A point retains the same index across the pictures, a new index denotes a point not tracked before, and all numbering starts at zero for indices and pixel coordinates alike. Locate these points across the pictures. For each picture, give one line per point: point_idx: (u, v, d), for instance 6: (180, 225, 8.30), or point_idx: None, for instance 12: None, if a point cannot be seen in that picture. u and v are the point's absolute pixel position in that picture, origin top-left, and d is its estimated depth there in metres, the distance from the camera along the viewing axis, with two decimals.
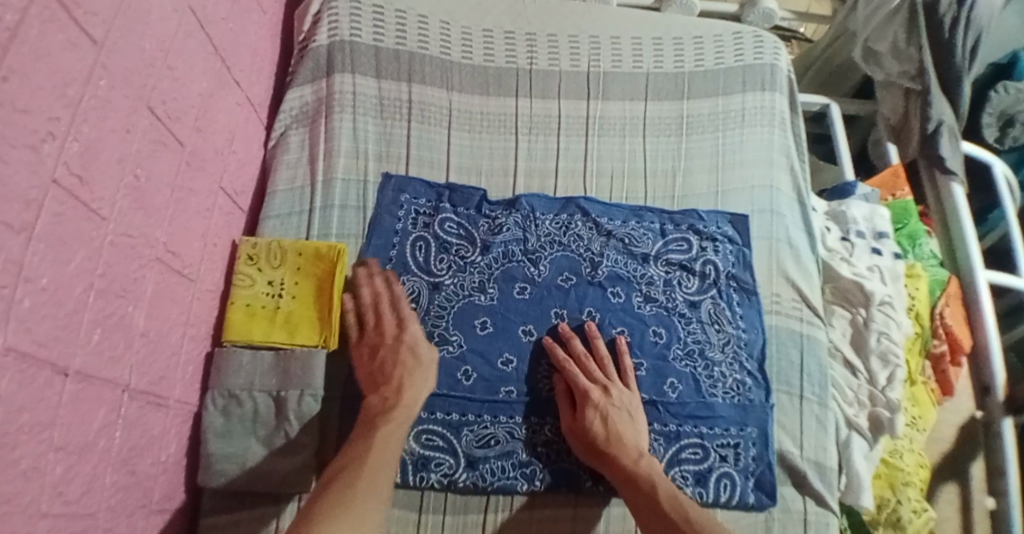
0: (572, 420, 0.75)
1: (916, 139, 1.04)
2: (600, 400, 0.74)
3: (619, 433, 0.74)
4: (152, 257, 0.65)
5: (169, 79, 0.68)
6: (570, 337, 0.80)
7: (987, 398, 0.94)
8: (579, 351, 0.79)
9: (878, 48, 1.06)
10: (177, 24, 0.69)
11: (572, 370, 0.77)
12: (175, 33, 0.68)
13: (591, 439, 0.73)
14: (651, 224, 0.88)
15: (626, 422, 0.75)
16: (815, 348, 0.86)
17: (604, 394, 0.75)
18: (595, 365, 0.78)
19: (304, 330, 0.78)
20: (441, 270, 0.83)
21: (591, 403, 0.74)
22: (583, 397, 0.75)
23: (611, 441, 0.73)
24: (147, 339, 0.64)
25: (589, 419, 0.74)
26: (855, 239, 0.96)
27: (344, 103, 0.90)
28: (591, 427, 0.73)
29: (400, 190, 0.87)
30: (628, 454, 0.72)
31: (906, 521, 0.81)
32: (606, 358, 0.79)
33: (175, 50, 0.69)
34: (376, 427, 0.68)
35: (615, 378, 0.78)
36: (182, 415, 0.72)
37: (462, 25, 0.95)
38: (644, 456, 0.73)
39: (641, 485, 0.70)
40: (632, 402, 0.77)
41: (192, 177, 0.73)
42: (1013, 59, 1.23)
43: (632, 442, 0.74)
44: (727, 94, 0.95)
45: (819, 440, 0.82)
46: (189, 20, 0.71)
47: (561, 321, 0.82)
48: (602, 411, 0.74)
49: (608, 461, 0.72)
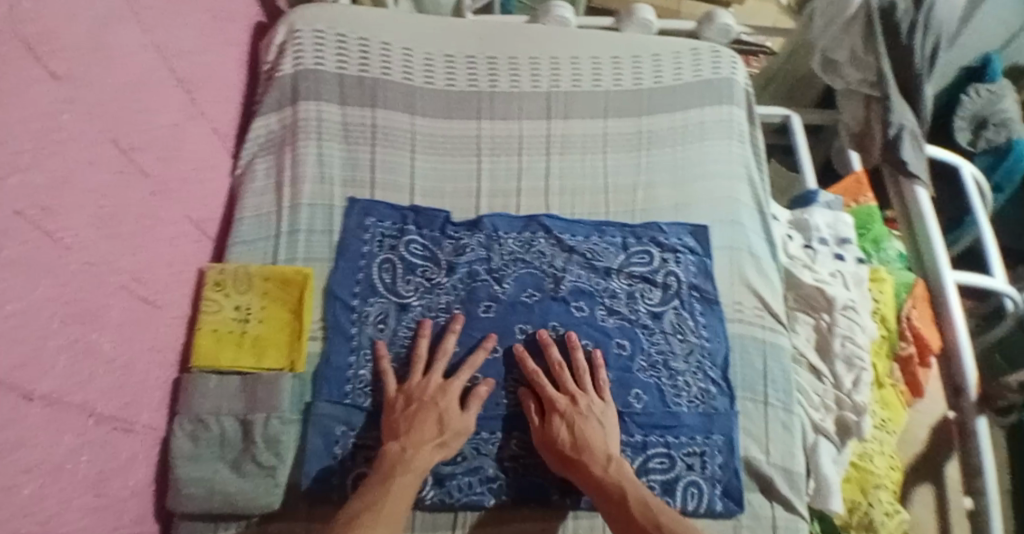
0: (539, 429, 0.77)
1: (878, 146, 1.07)
2: (567, 409, 0.76)
3: (588, 440, 0.74)
4: (118, 283, 0.67)
5: (134, 111, 0.70)
6: (548, 345, 0.81)
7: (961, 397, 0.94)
8: (554, 362, 0.80)
9: (837, 57, 1.08)
10: (142, 59, 0.72)
11: (543, 380, 0.79)
12: (140, 67, 0.71)
13: (559, 447, 0.74)
14: (613, 238, 0.90)
15: (595, 429, 0.75)
16: (778, 354, 0.87)
17: (573, 403, 0.77)
18: (568, 375, 0.79)
19: (272, 354, 0.80)
20: (409, 291, 0.85)
21: (559, 412, 0.76)
22: (551, 406, 0.77)
23: (578, 449, 0.73)
24: (114, 364, 0.66)
25: (556, 427, 0.75)
26: (818, 245, 0.96)
27: (309, 130, 0.91)
28: (558, 435, 0.75)
29: (366, 213, 0.88)
30: (597, 460, 0.73)
31: (879, 523, 0.80)
32: (581, 368, 0.80)
33: (141, 83, 0.71)
34: (393, 476, 0.70)
35: (589, 389, 0.79)
36: (149, 439, 0.74)
37: (424, 51, 0.97)
38: (613, 462, 0.73)
39: (611, 492, 0.70)
40: (605, 412, 0.77)
41: (159, 206, 0.75)
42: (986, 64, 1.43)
43: (601, 449, 0.74)
44: (685, 108, 0.97)
45: (786, 445, 0.84)
46: (153, 55, 0.74)
47: (538, 328, 0.83)
48: (568, 419, 0.75)
49: (578, 469, 0.73)
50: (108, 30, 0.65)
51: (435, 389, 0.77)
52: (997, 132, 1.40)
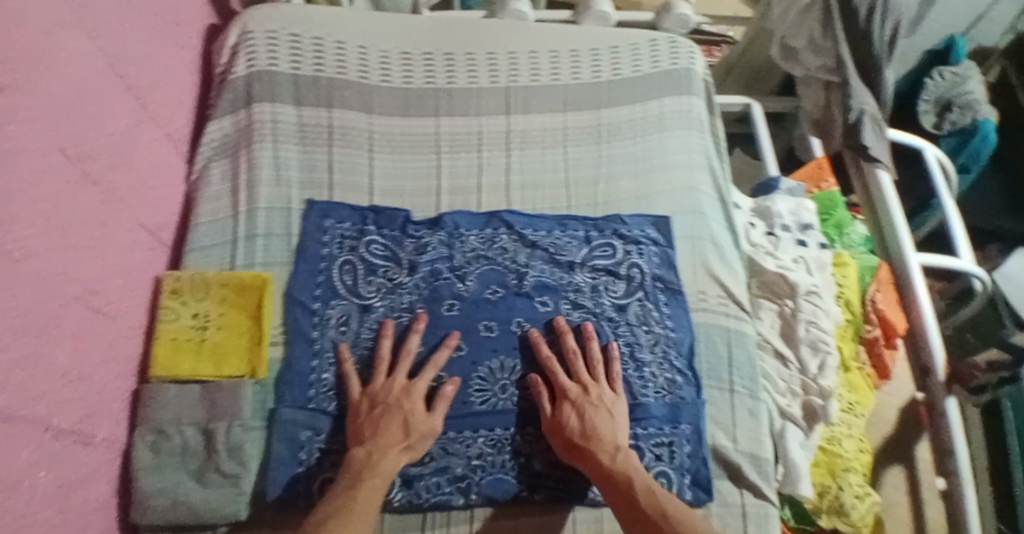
0: (548, 415, 0.77)
1: (839, 130, 1.07)
2: (578, 397, 0.76)
3: (597, 429, 0.74)
4: (71, 295, 0.65)
5: (82, 120, 0.68)
6: (564, 332, 0.81)
7: (930, 379, 0.94)
8: (569, 350, 0.80)
9: (796, 44, 1.09)
10: (89, 66, 0.70)
11: (556, 368, 0.79)
12: (87, 75, 0.69)
13: (567, 434, 0.74)
14: (575, 232, 0.89)
15: (605, 419, 0.75)
16: (742, 341, 0.88)
17: (584, 392, 0.77)
18: (582, 364, 0.79)
19: (232, 361, 0.79)
20: (370, 292, 0.84)
21: (570, 399, 0.76)
22: (562, 393, 0.77)
23: (586, 436, 0.73)
24: (70, 378, 0.64)
25: (566, 415, 0.75)
26: (780, 232, 0.97)
27: (264, 132, 0.90)
28: (567, 422, 0.75)
29: (324, 215, 0.87)
30: (605, 449, 0.72)
31: (849, 506, 0.80)
32: (595, 358, 0.80)
33: (88, 90, 0.70)
34: (362, 479, 0.69)
35: (602, 380, 0.79)
36: (110, 452, 0.73)
37: (381, 49, 0.96)
38: (621, 452, 0.72)
39: (618, 481, 0.70)
40: (615, 402, 0.77)
41: (111, 214, 0.74)
42: (949, 45, 1.43)
43: (610, 438, 0.73)
44: (644, 99, 0.97)
45: (752, 432, 0.84)
46: (100, 62, 0.73)
47: (555, 316, 0.83)
48: (579, 407, 0.76)
49: (585, 456, 0.73)
50: (51, 37, 0.63)
51: (399, 391, 0.76)
52: (962, 114, 1.41)
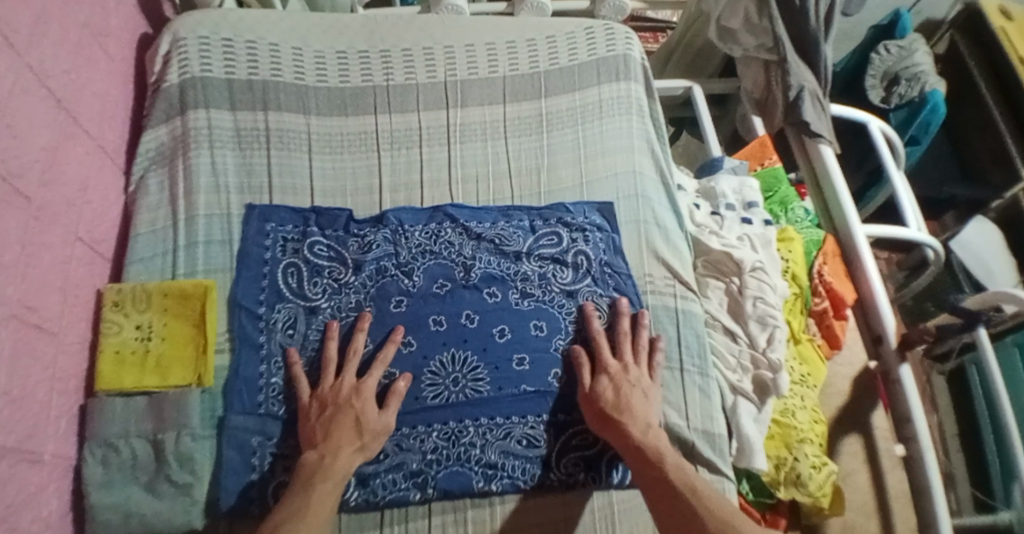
0: (585, 385, 0.79)
1: (780, 108, 1.09)
2: (617, 373, 0.79)
3: (631, 404, 0.75)
4: (6, 313, 0.63)
5: (9, 138, 0.66)
6: (622, 314, 0.85)
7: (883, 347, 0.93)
8: (619, 330, 0.83)
9: (732, 25, 1.10)
10: (13, 81, 0.68)
11: (602, 343, 0.81)
12: (12, 92, 0.67)
13: (601, 405, 0.76)
14: (520, 222, 0.91)
15: (639, 398, 0.76)
16: (690, 319, 0.90)
17: (623, 370, 0.79)
18: (629, 346, 0.82)
19: (177, 371, 0.78)
20: (316, 294, 0.84)
21: (608, 373, 0.79)
22: (602, 367, 0.79)
23: (619, 409, 0.75)
24: (10, 397, 0.62)
25: (603, 386, 0.77)
26: (725, 211, 0.99)
27: (200, 138, 0.89)
28: (602, 394, 0.77)
29: (265, 218, 0.87)
30: (638, 424, 0.73)
31: (805, 476, 0.78)
32: (642, 345, 0.83)
33: (12, 106, 0.67)
34: (314, 483, 0.67)
35: (644, 364, 0.81)
36: (60, 469, 0.71)
37: (315, 49, 0.96)
38: (652, 429, 0.73)
39: (648, 454, 0.70)
40: (649, 385, 0.79)
41: (44, 231, 0.71)
42: (896, 18, 1.46)
43: (643, 416, 0.74)
44: (582, 88, 0.99)
45: (704, 409, 0.86)
46: (27, 77, 0.71)
47: (618, 298, 0.87)
48: (616, 381, 0.78)
49: (617, 428, 0.73)
50: None
51: (349, 390, 0.75)
52: (909, 86, 1.42)
